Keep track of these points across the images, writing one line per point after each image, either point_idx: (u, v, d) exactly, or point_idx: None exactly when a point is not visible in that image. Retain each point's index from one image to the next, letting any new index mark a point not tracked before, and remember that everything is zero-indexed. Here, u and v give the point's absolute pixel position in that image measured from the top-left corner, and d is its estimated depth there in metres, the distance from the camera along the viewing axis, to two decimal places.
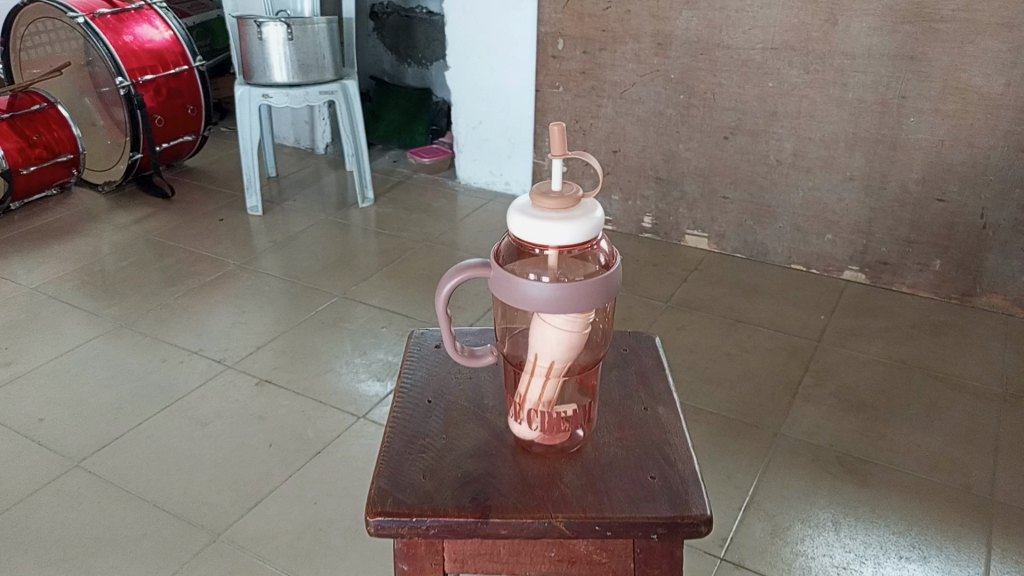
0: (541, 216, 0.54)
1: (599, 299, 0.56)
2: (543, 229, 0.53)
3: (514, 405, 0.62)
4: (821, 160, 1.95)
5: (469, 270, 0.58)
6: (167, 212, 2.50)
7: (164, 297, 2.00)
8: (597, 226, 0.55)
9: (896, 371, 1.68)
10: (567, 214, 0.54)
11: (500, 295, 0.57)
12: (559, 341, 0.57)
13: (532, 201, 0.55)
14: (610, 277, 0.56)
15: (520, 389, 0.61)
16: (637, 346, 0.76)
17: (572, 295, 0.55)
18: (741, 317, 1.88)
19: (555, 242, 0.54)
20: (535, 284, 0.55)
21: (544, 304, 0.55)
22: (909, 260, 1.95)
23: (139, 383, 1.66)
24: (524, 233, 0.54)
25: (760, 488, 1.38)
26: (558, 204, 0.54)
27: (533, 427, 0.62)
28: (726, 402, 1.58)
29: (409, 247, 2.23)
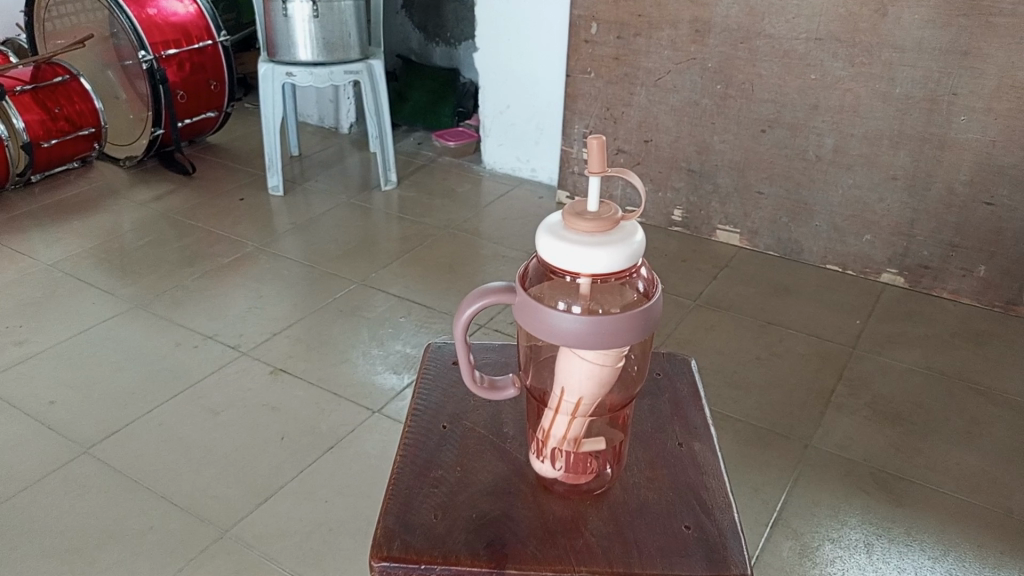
0: (575, 241, 0.49)
1: (636, 334, 0.50)
2: (576, 257, 0.48)
3: (537, 440, 0.57)
4: (863, 157, 1.87)
5: (491, 294, 0.52)
6: (188, 190, 2.47)
7: (181, 278, 1.97)
8: (637, 253, 0.49)
9: (934, 383, 1.61)
10: (604, 240, 0.49)
11: (525, 324, 0.52)
12: (587, 375, 0.52)
13: (565, 222, 0.50)
14: (649, 310, 0.51)
15: (544, 423, 0.56)
16: (670, 371, 0.71)
17: (607, 329, 0.49)
18: (772, 318, 1.81)
19: (589, 270, 0.49)
20: (566, 315, 0.50)
21: (573, 337, 0.50)
22: (952, 265, 1.87)
23: (152, 367, 1.63)
24: (555, 258, 0.49)
25: (789, 503, 1.32)
26: (594, 227, 0.49)
27: (558, 464, 0.57)
28: (755, 410, 1.52)
29: (432, 234, 2.17)
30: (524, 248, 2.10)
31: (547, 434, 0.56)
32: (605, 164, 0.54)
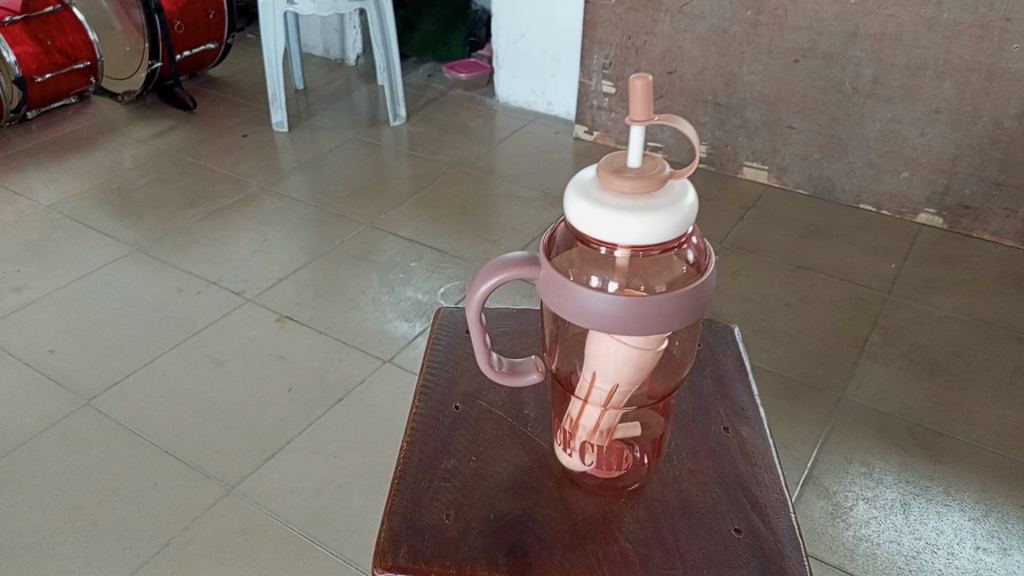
0: (609, 205, 0.43)
1: (682, 316, 0.45)
2: (611, 225, 0.43)
3: (564, 431, 0.52)
4: (904, 89, 1.75)
5: (511, 267, 0.47)
6: (189, 126, 2.37)
7: (182, 220, 1.89)
8: (686, 221, 0.43)
9: (975, 331, 1.53)
10: (645, 205, 0.43)
11: (551, 301, 0.47)
12: (625, 361, 0.46)
13: (600, 179, 0.44)
14: (699, 288, 0.45)
15: (571, 412, 0.51)
16: (712, 345, 0.67)
17: (646, 313, 0.44)
18: (803, 261, 1.72)
19: (625, 240, 0.43)
20: (600, 294, 0.44)
21: (605, 320, 0.45)
22: (994, 205, 1.76)
23: (153, 315, 1.57)
24: (584, 225, 0.44)
25: (820, 460, 1.25)
26: (634, 188, 0.43)
27: (587, 459, 0.52)
28: (784, 360, 1.44)
29: (443, 172, 2.08)
30: (539, 187, 2.00)
31: (575, 425, 0.51)
32: (652, 107, 0.46)
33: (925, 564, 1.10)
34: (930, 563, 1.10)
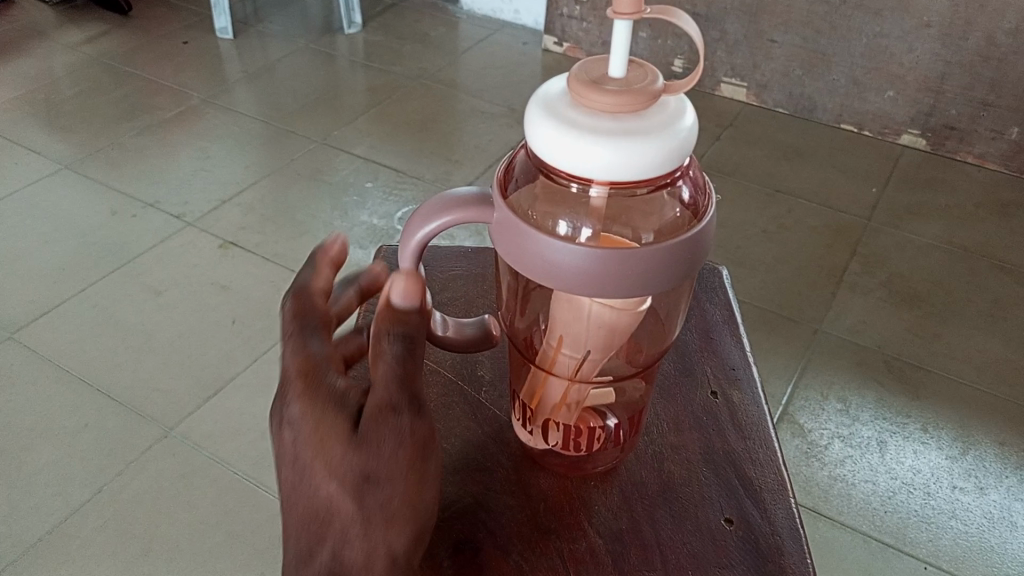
0: (579, 129, 0.35)
1: (669, 274, 0.38)
2: (579, 154, 0.35)
3: (524, 404, 0.48)
4: (895, 0, 1.63)
5: (463, 206, 0.41)
6: (126, 31, 2.18)
7: (117, 135, 1.74)
8: (680, 149, 0.36)
9: (956, 259, 1.46)
10: (624, 130, 0.35)
11: (507, 251, 0.40)
12: (600, 322, 0.41)
13: (575, 93, 0.36)
14: (692, 238, 0.38)
15: (534, 380, 0.47)
16: (700, 293, 0.63)
17: (623, 269, 0.37)
18: (781, 185, 1.64)
19: (602, 176, 0.36)
20: (566, 244, 0.37)
21: (570, 274, 0.38)
22: (981, 126, 1.68)
23: (85, 239, 1.44)
24: (547, 151, 0.36)
25: (795, 396, 1.19)
26: (617, 106, 0.35)
27: (550, 437, 0.48)
28: (761, 290, 1.37)
29: (402, 84, 1.94)
30: (505, 102, 1.88)
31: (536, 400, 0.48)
32: None
33: (900, 506, 1.05)
34: (904, 504, 1.05)
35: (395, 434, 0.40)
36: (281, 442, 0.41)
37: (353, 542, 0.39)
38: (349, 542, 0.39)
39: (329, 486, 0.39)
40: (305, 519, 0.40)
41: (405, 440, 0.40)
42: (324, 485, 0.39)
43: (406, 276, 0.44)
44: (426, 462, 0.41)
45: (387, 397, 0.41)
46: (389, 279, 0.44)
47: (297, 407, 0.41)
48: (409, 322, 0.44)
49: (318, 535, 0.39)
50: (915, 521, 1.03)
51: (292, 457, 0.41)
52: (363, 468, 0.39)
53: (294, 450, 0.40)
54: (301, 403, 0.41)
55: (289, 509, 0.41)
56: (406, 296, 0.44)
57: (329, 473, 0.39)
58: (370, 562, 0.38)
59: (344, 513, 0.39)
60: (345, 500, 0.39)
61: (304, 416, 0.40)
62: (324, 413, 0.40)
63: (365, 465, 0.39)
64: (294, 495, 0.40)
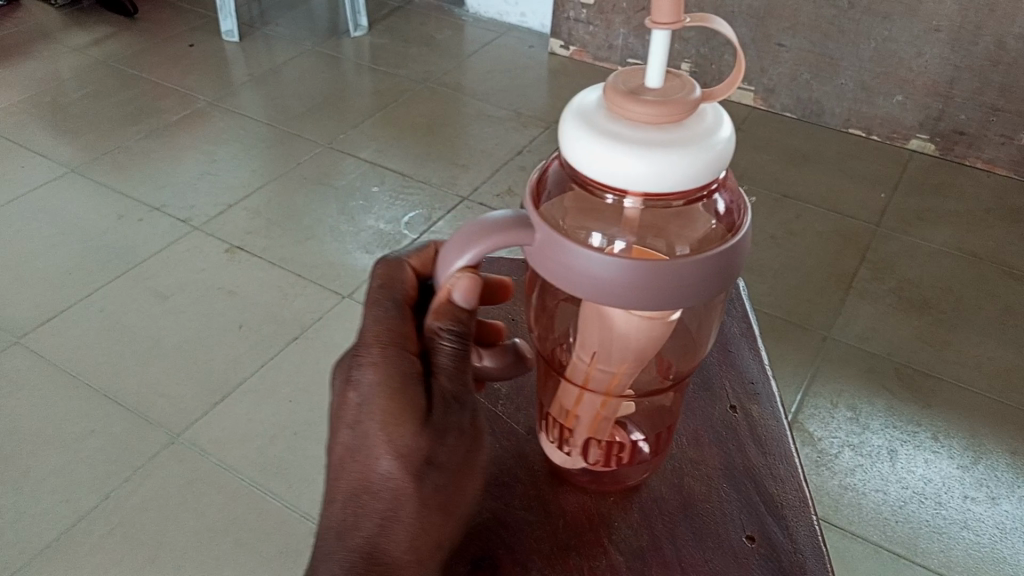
0: (617, 140, 0.35)
1: (704, 288, 0.37)
2: (617, 166, 0.35)
3: (556, 419, 0.48)
4: (904, 4, 1.62)
5: (495, 225, 0.39)
6: (131, 33, 2.18)
7: (123, 138, 1.74)
8: (718, 161, 0.35)
9: (966, 266, 1.46)
10: (663, 141, 0.35)
11: (539, 265, 0.40)
12: (631, 335, 0.40)
13: (611, 105, 0.36)
14: (727, 253, 0.38)
15: (565, 399, 0.47)
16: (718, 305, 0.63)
17: (656, 283, 0.37)
18: (789, 190, 1.63)
19: (639, 189, 0.35)
20: (598, 257, 0.37)
21: (602, 287, 0.37)
22: (990, 131, 1.67)
23: (91, 243, 1.44)
24: (583, 163, 0.36)
25: (805, 404, 1.19)
26: (655, 118, 0.35)
27: (585, 454, 0.48)
28: (769, 296, 1.37)
29: (408, 88, 1.93)
30: (511, 105, 1.87)
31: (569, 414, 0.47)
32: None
33: (912, 516, 1.04)
34: (916, 514, 1.04)
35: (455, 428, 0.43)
36: (343, 402, 0.43)
37: (400, 523, 0.41)
38: (397, 521, 0.41)
39: (386, 461, 0.41)
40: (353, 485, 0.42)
41: (462, 437, 0.43)
42: (383, 460, 0.41)
43: (469, 279, 0.42)
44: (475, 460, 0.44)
45: (450, 389, 0.44)
46: (450, 279, 0.42)
47: (370, 376, 0.42)
48: (463, 322, 0.44)
49: (365, 503, 0.41)
50: (927, 531, 1.03)
51: (353, 420, 0.42)
52: (426, 453, 0.42)
53: (357, 412, 0.42)
54: (375, 372, 0.42)
55: (337, 471, 0.43)
56: (465, 298, 0.42)
57: (390, 447, 0.41)
58: (411, 542, 0.41)
59: (397, 490, 0.41)
60: (401, 475, 0.41)
61: (374, 387, 0.42)
62: (396, 387, 0.42)
63: (427, 448, 0.42)
64: (347, 460, 0.42)
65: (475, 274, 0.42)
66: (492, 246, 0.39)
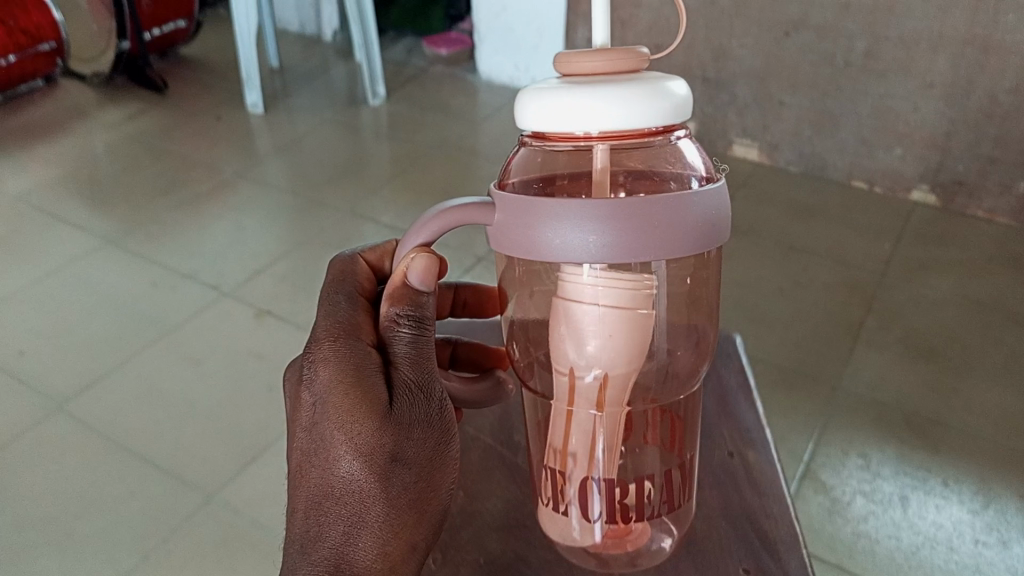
0: (566, 91, 0.45)
1: (665, 225, 0.45)
2: (572, 111, 0.44)
3: (553, 470, 0.53)
4: (897, 63, 1.70)
5: (457, 204, 0.49)
6: (162, 108, 2.30)
7: (156, 209, 1.83)
8: (660, 92, 0.45)
9: (971, 314, 1.49)
10: (606, 84, 0.44)
11: (522, 245, 0.47)
12: (615, 356, 0.48)
13: (568, 74, 0.47)
14: (681, 202, 0.45)
15: (565, 440, 0.52)
16: (716, 359, 0.67)
17: (621, 224, 0.44)
18: (796, 243, 1.69)
19: (594, 122, 0.44)
20: (570, 228, 0.45)
21: (579, 246, 0.45)
22: (989, 181, 1.73)
23: (128, 311, 1.51)
24: (545, 124, 0.46)
25: (817, 453, 1.22)
26: (600, 67, 0.46)
27: (584, 506, 0.53)
28: (780, 349, 1.41)
29: (426, 154, 2.02)
30: None
31: (562, 454, 0.52)
32: None
33: (925, 561, 1.07)
34: (929, 560, 1.07)
35: (418, 418, 0.51)
36: (305, 407, 0.52)
37: (365, 521, 0.48)
38: (363, 520, 0.48)
39: (349, 462, 0.49)
40: (317, 490, 0.49)
41: (426, 425, 0.51)
42: (345, 463, 0.48)
43: (427, 257, 0.53)
44: (441, 451, 0.52)
45: (410, 377, 0.52)
46: (408, 258, 0.53)
47: (323, 374, 0.51)
48: (419, 304, 0.54)
49: (332, 508, 0.48)
50: None
51: (313, 423, 0.50)
52: (387, 450, 0.49)
53: (315, 414, 0.51)
54: (328, 373, 0.51)
55: (304, 476, 0.50)
56: (422, 277, 0.53)
57: (348, 450, 0.48)
58: (376, 540, 0.48)
59: (360, 489, 0.48)
60: (363, 475, 0.48)
61: (328, 387, 0.50)
62: (348, 386, 0.50)
63: (388, 446, 0.49)
64: (311, 465, 0.50)
65: (430, 253, 0.53)
66: (457, 219, 0.49)
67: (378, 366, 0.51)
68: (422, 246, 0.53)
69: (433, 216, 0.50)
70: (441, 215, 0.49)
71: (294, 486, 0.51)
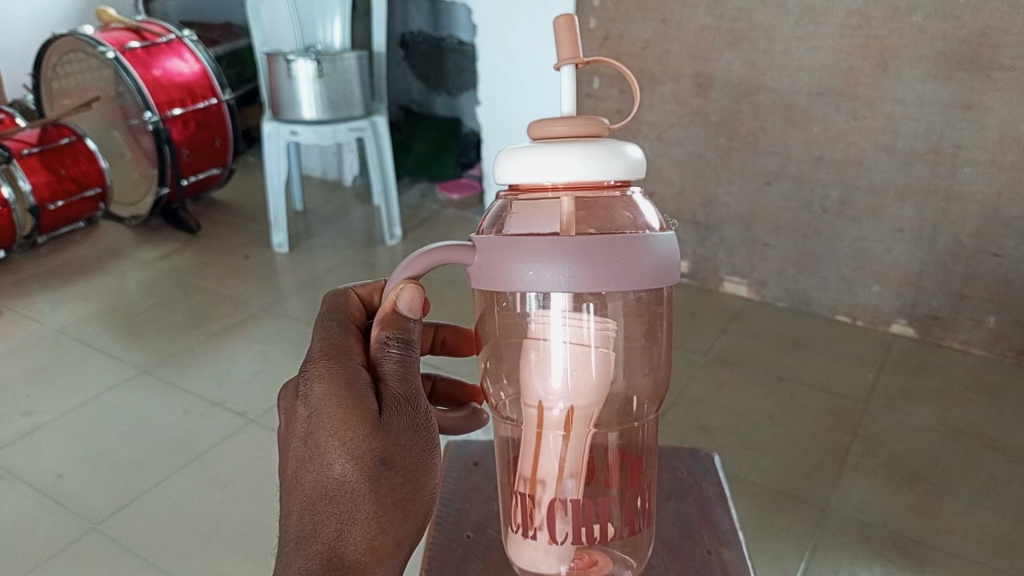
0: (541, 149, 0.56)
1: (620, 259, 0.55)
2: (543, 166, 0.56)
3: (523, 496, 0.63)
4: (868, 209, 1.87)
5: (442, 247, 0.58)
6: (194, 247, 2.49)
7: (186, 341, 1.96)
8: (612, 153, 0.56)
9: (950, 440, 1.59)
10: (574, 145, 0.56)
11: (501, 281, 0.56)
12: (579, 388, 0.58)
13: (543, 136, 0.59)
14: (630, 240, 0.55)
15: (534, 463, 0.62)
16: (696, 474, 0.79)
17: (583, 258, 0.54)
18: (785, 373, 1.81)
19: (563, 178, 0.56)
20: (542, 267, 0.54)
21: (550, 280, 0.54)
22: (961, 315, 1.86)
23: (160, 437, 1.62)
24: (521, 177, 0.57)
25: (809, 571, 1.29)
26: (567, 131, 0.58)
27: (551, 530, 0.62)
28: (771, 473, 1.50)
29: (438, 290, 2.17)
30: None
31: (532, 482, 0.62)
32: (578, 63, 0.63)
33: None
34: None
35: (404, 427, 0.58)
36: (301, 419, 0.59)
37: (356, 517, 0.56)
38: (353, 517, 0.56)
39: (343, 466, 0.56)
40: (314, 489, 0.56)
41: (412, 434, 0.59)
42: (339, 467, 0.56)
43: (414, 288, 0.61)
44: (425, 457, 0.59)
45: (398, 392, 0.59)
46: (398, 289, 0.61)
47: (318, 388, 0.58)
48: (406, 328, 0.62)
49: (327, 506, 0.56)
50: None
51: (308, 432, 0.58)
52: (377, 455, 0.57)
53: (308, 424, 0.58)
54: (321, 387, 0.58)
55: (300, 480, 0.58)
56: (410, 306, 0.61)
57: (342, 454, 0.56)
58: (366, 533, 0.56)
59: (352, 489, 0.56)
60: (356, 477, 0.56)
61: (322, 400, 0.58)
62: (341, 399, 0.57)
63: (378, 452, 0.57)
64: (307, 468, 0.57)
65: (417, 285, 0.62)
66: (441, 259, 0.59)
67: (369, 382, 0.59)
68: (410, 279, 0.62)
69: (432, 252, 0.59)
70: (438, 252, 0.59)
71: (291, 489, 0.58)
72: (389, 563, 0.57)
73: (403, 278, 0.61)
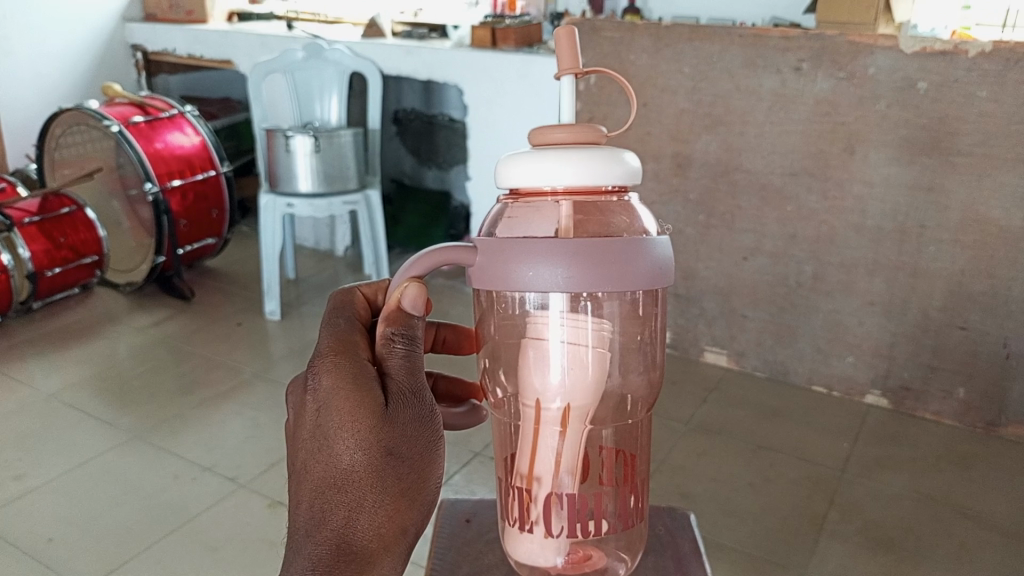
0: (545, 154, 0.63)
1: (608, 263, 0.60)
2: (545, 171, 0.62)
3: (521, 490, 0.69)
4: (841, 284, 1.95)
5: (444, 246, 0.64)
6: (186, 315, 2.54)
7: (177, 407, 1.99)
8: (609, 161, 0.63)
9: (923, 507, 1.64)
10: (574, 151, 0.63)
11: (500, 282, 0.62)
12: (576, 387, 0.65)
13: (543, 140, 0.65)
14: (618, 245, 0.61)
15: (533, 458, 0.69)
16: (673, 529, 0.84)
17: (576, 261, 0.60)
18: (763, 443, 1.86)
19: (559, 184, 0.62)
20: (539, 267, 0.60)
21: (547, 282, 0.60)
22: (932, 387, 1.93)
23: (150, 501, 1.64)
24: (524, 180, 0.63)
25: None
26: (567, 136, 0.65)
27: (547, 525, 0.69)
28: (749, 539, 1.54)
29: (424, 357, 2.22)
30: None
31: (530, 478, 0.69)
32: (577, 65, 0.70)
33: None
34: None
35: (408, 420, 0.63)
36: (312, 411, 0.64)
37: (363, 506, 0.61)
38: (361, 505, 0.61)
39: (350, 456, 0.61)
40: (323, 480, 0.62)
41: (417, 427, 0.64)
42: (346, 456, 0.61)
43: (418, 287, 0.65)
44: (429, 447, 0.64)
45: (403, 387, 0.64)
46: (403, 287, 0.66)
47: (327, 382, 0.63)
48: (411, 325, 0.67)
49: (336, 495, 0.61)
50: None
51: (317, 425, 0.63)
52: (383, 446, 0.62)
53: (317, 417, 0.63)
54: (329, 381, 0.63)
55: (310, 469, 0.63)
56: (414, 303, 0.66)
57: (350, 445, 0.61)
58: (373, 520, 0.61)
59: (359, 478, 0.61)
60: (364, 466, 0.61)
61: (331, 393, 0.63)
62: (348, 393, 0.62)
63: (384, 443, 0.62)
64: (317, 459, 0.62)
65: (420, 283, 0.66)
66: (441, 259, 0.64)
67: (376, 377, 0.64)
68: (414, 278, 0.66)
69: (430, 253, 0.64)
70: (437, 253, 0.64)
71: (301, 478, 0.63)
72: (397, 551, 0.62)
73: (408, 276, 0.66)
